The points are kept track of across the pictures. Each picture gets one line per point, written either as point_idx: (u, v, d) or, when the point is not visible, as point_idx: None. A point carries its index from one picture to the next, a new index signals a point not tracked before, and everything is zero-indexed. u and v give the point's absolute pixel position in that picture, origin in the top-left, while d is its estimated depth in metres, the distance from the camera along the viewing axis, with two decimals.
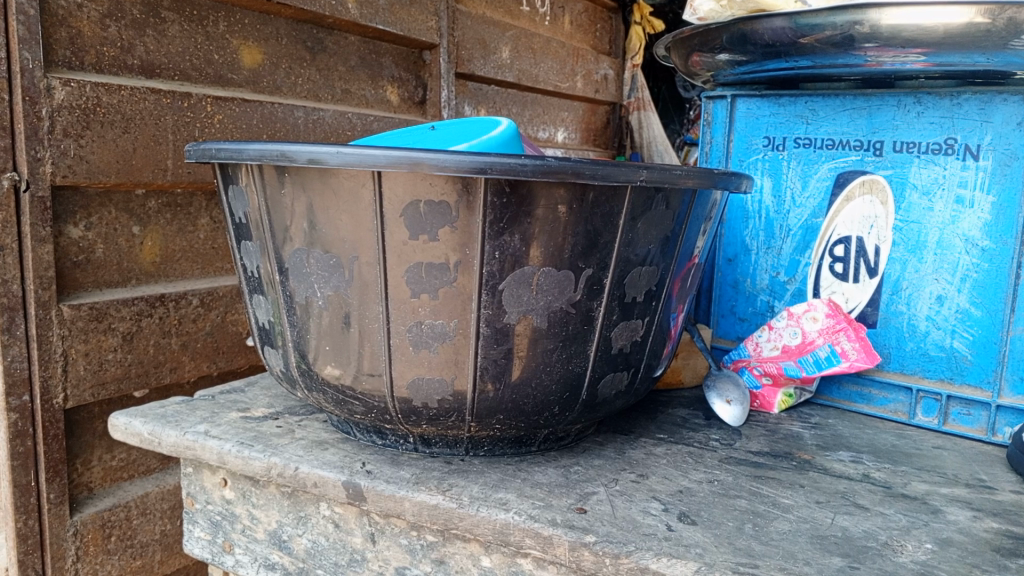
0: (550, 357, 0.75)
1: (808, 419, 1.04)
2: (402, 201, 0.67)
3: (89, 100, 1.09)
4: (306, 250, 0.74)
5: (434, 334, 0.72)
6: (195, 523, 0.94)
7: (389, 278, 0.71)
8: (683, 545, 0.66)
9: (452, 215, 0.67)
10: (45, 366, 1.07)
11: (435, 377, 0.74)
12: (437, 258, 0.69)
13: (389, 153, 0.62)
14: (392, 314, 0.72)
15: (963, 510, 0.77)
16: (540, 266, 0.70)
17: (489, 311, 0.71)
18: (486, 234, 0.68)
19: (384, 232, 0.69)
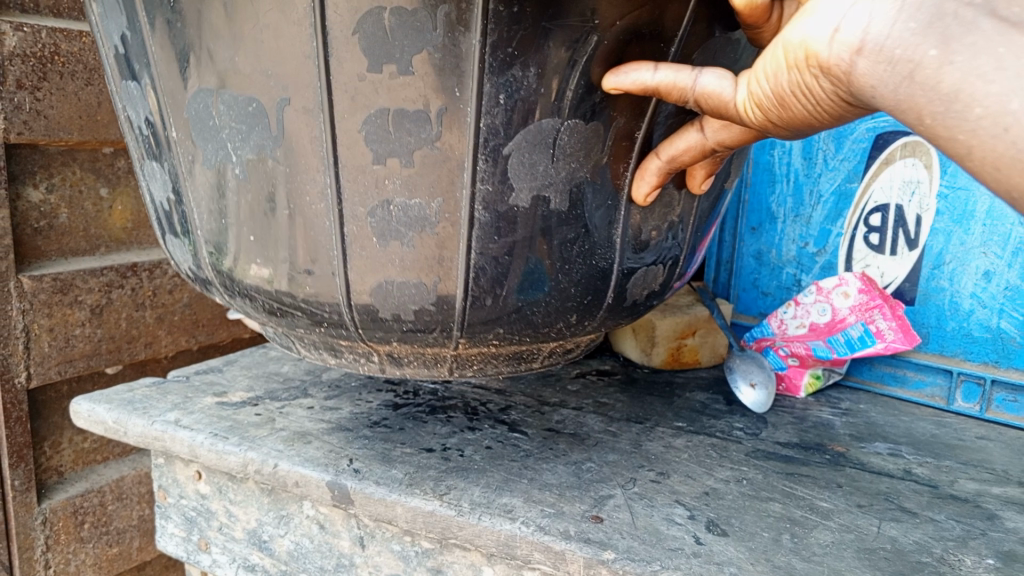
0: (569, 251, 0.56)
1: (838, 405, 0.96)
2: (360, 10, 0.46)
3: (47, 48, 0.98)
4: (210, 93, 0.52)
5: (407, 220, 0.51)
6: (168, 519, 0.86)
7: (337, 132, 0.49)
8: (715, 563, 0.58)
9: (432, 28, 0.46)
10: (4, 344, 0.97)
11: (410, 281, 0.53)
12: (411, 102, 0.48)
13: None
14: (346, 189, 0.51)
15: (1020, 515, 0.69)
16: (565, 117, 0.50)
17: (489, 188, 0.51)
18: (488, 65, 0.47)
19: (332, 61, 0.47)
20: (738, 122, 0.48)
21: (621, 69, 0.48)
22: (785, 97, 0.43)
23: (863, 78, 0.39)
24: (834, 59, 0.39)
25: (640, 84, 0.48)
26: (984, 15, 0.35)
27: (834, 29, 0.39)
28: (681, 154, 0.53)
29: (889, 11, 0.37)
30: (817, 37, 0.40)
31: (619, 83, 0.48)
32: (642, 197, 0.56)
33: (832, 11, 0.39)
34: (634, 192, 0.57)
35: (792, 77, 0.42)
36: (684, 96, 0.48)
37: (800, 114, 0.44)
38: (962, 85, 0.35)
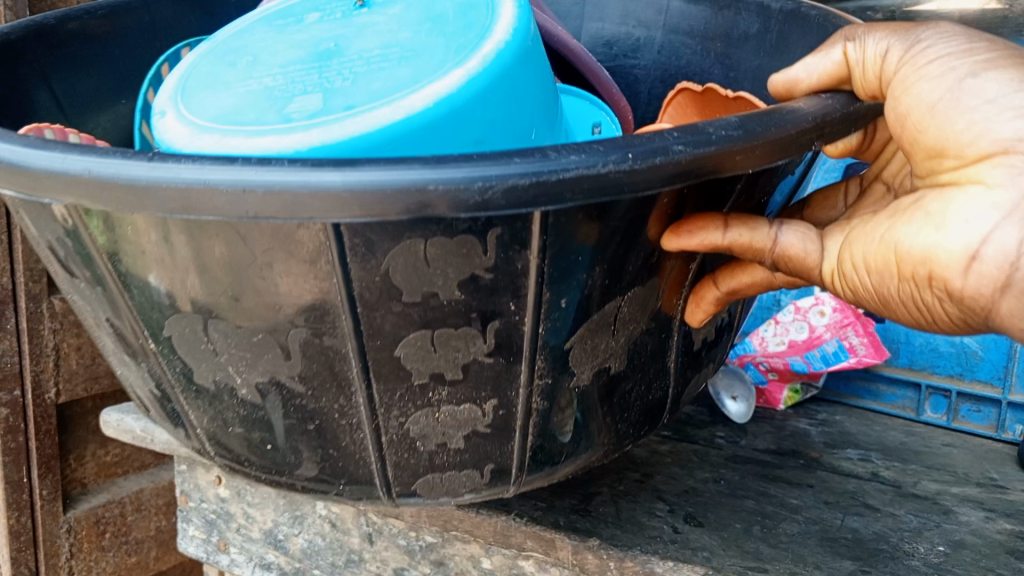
0: (628, 398, 0.53)
1: (815, 416, 1.02)
2: (392, 247, 0.38)
3: None
4: (196, 318, 0.44)
5: (455, 422, 0.47)
6: (189, 522, 0.92)
7: (369, 357, 0.43)
8: (690, 549, 0.65)
9: (480, 252, 0.39)
10: (36, 361, 1.04)
11: (463, 472, 0.49)
12: (450, 318, 0.42)
13: (390, 176, 0.32)
14: (384, 402, 0.45)
15: (974, 510, 0.75)
16: (626, 293, 0.46)
17: (548, 380, 0.46)
18: (546, 277, 0.41)
19: (361, 299, 0.40)
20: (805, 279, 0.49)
21: (683, 228, 0.43)
22: (886, 295, 0.45)
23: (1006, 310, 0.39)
24: (969, 280, 0.39)
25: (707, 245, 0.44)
26: None
27: (975, 248, 0.39)
28: (745, 285, 0.50)
29: None
30: (950, 251, 0.40)
31: (683, 246, 0.43)
32: (698, 320, 0.53)
33: (971, 225, 0.39)
34: (688, 316, 0.53)
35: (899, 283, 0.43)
36: (762, 257, 0.47)
37: (900, 314, 0.45)
38: None
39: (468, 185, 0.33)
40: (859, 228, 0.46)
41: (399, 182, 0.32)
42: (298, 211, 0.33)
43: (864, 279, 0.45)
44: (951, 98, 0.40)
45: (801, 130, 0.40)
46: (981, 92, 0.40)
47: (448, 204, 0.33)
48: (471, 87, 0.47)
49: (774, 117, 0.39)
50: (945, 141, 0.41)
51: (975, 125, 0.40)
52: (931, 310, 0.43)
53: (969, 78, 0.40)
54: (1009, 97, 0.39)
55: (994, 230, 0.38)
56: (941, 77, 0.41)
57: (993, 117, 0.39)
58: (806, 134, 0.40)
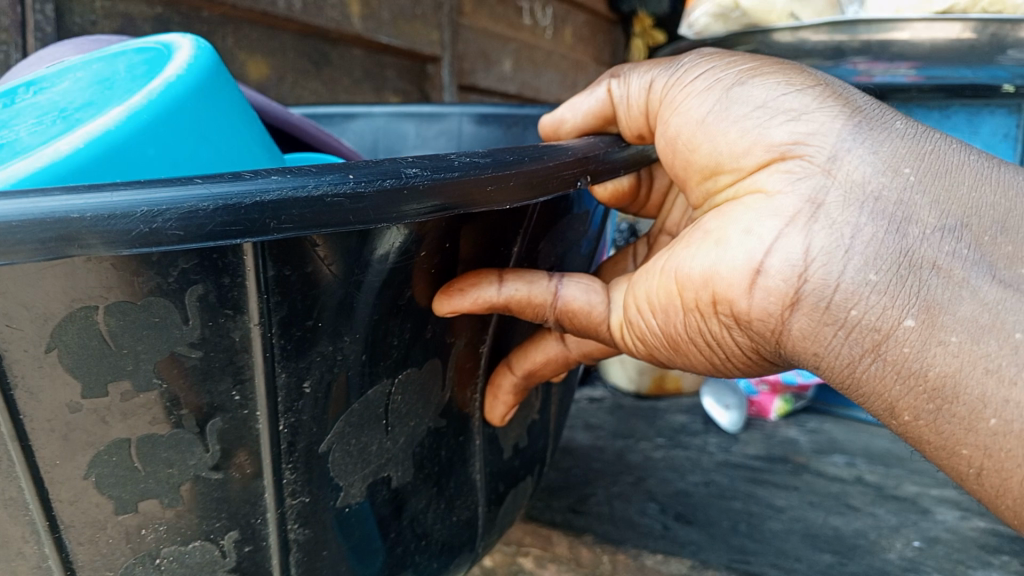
0: (419, 521, 0.47)
1: (804, 425, 1.07)
2: (51, 317, 0.28)
3: None
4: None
5: (185, 570, 0.36)
6: None
7: (49, 485, 0.32)
8: (678, 543, 0.69)
9: (179, 322, 0.31)
10: None
11: None
12: (156, 420, 0.32)
13: (18, 206, 0.23)
14: (79, 553, 0.34)
15: (951, 510, 0.79)
16: (396, 374, 0.40)
17: (305, 500, 0.38)
18: (277, 354, 0.33)
19: (19, 399, 0.29)
20: (592, 334, 0.51)
21: (454, 288, 0.40)
22: (673, 334, 0.48)
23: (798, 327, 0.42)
24: (760, 297, 0.42)
25: (480, 303, 0.41)
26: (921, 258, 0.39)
27: (759, 263, 0.42)
28: (538, 365, 0.52)
29: (820, 252, 0.40)
30: (737, 273, 0.42)
31: (457, 307, 0.41)
32: (499, 416, 0.52)
33: (752, 238, 0.42)
34: (489, 412, 0.51)
35: (688, 314, 0.47)
36: (542, 311, 0.47)
37: (690, 354, 0.49)
38: (900, 330, 0.39)
39: (135, 211, 0.25)
40: (642, 275, 0.49)
41: (33, 213, 0.23)
42: None
43: (651, 321, 0.49)
44: (721, 110, 0.45)
45: (561, 165, 0.37)
46: (739, 99, 0.44)
47: (98, 241, 0.25)
48: (134, 122, 0.39)
49: (530, 152, 0.37)
50: (722, 154, 0.45)
51: (746, 137, 0.44)
52: (721, 340, 0.47)
53: (737, 86, 0.45)
54: (774, 102, 0.43)
55: (777, 240, 0.41)
56: (712, 90, 0.46)
57: (765, 126, 0.43)
58: (566, 170, 0.38)
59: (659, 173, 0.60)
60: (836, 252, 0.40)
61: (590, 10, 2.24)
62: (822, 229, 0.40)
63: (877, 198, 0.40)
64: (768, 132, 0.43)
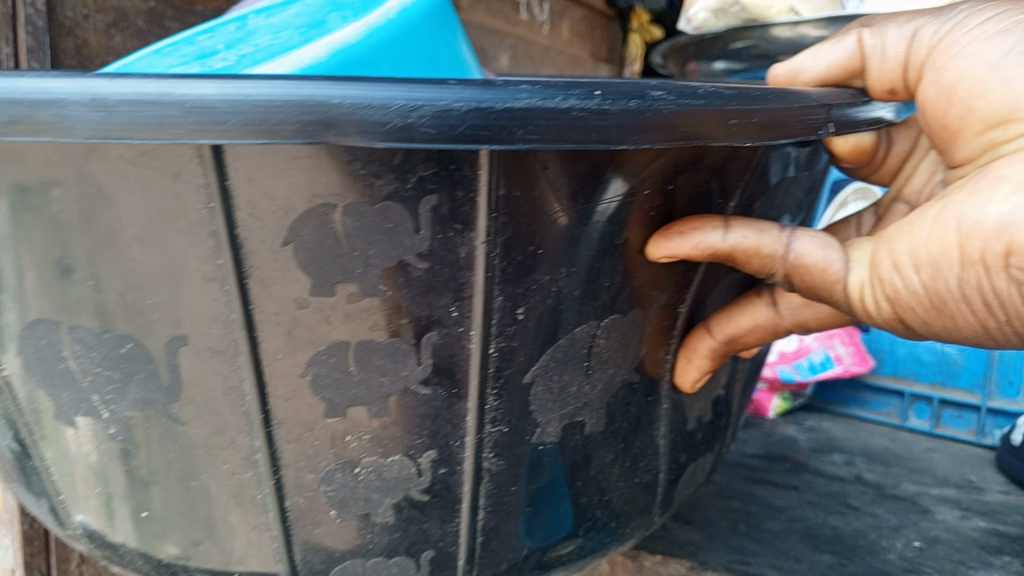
0: (605, 478, 0.46)
1: (803, 423, 1.06)
2: (292, 211, 0.31)
3: None
4: (56, 324, 0.36)
5: (381, 484, 0.38)
6: None
7: (269, 378, 0.35)
8: (677, 544, 0.68)
9: (411, 230, 0.32)
10: None
11: (391, 559, 0.40)
12: (379, 330, 0.34)
13: (282, 89, 0.26)
14: (285, 452, 0.37)
15: (950, 510, 0.78)
16: (602, 317, 0.40)
17: (502, 429, 0.38)
18: (496, 273, 0.34)
19: (253, 287, 0.33)
20: (830, 302, 0.41)
21: (671, 231, 0.39)
22: (941, 294, 0.36)
23: None
24: None
25: (702, 247, 0.39)
26: None
27: None
28: (745, 331, 0.46)
29: None
30: None
31: (672, 251, 0.38)
32: (690, 383, 0.47)
33: None
34: (678, 377, 0.47)
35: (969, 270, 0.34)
36: (770, 263, 0.40)
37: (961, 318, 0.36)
38: None
39: (392, 103, 0.27)
40: (898, 229, 0.39)
41: (296, 97, 0.26)
42: (158, 130, 0.27)
43: (912, 278, 0.37)
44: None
45: (808, 109, 0.36)
46: None
47: (354, 128, 0.27)
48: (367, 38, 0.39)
49: (776, 92, 0.35)
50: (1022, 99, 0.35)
51: None
52: (1007, 303, 0.34)
53: None
54: None
55: None
56: (1011, 30, 0.35)
57: None
58: (812, 115, 0.36)
59: (898, 136, 0.48)
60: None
61: (586, 6, 2.22)
62: None
63: None
64: None
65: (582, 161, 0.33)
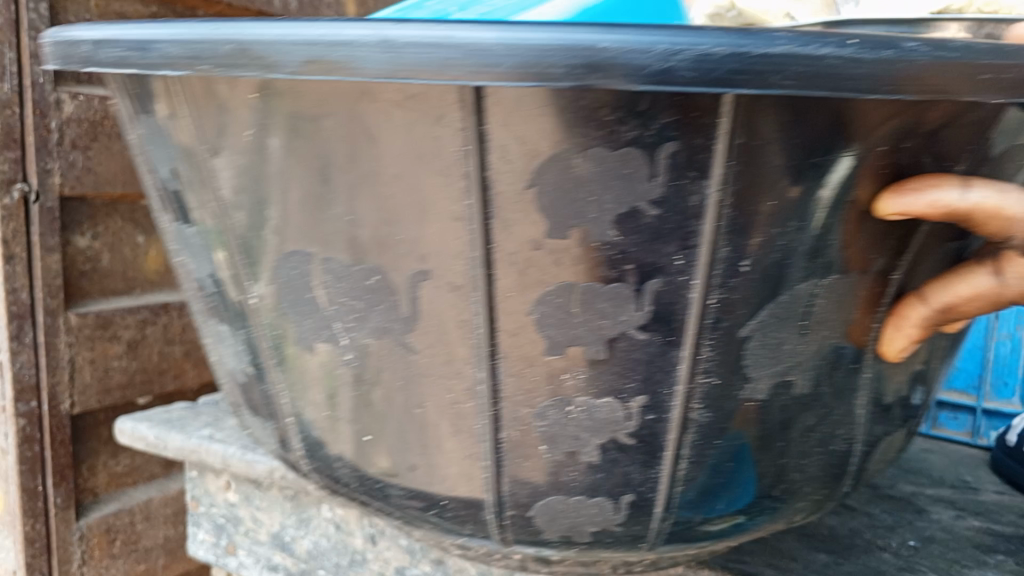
0: (798, 451, 0.42)
1: None
2: (539, 155, 0.31)
3: (97, 113, 0.99)
4: (309, 255, 0.38)
5: (591, 424, 0.37)
6: (199, 526, 0.93)
7: (499, 315, 0.35)
8: None
9: (646, 176, 0.31)
10: (53, 373, 0.97)
11: (593, 499, 0.39)
12: (606, 275, 0.33)
13: (544, 35, 0.25)
14: (506, 386, 0.37)
15: (946, 510, 0.79)
16: (823, 274, 0.36)
17: (713, 381, 0.36)
18: (723, 223, 0.32)
19: (494, 228, 0.33)
20: None
21: (907, 186, 0.33)
22: None
23: None
24: None
25: (940, 207, 0.32)
26: None
27: None
28: (965, 302, 0.35)
29: None
30: None
31: (904, 209, 0.32)
32: (895, 353, 0.39)
33: None
34: (885, 347, 0.39)
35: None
36: (1008, 231, 0.32)
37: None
38: None
39: (603, 47, 0.25)
40: None
41: (563, 43, 0.25)
42: (422, 69, 0.26)
43: None
44: None
45: None
46: None
47: (619, 72, 0.25)
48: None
49: None
50: None
51: None
52: None
53: None
54: None
55: None
56: None
57: None
58: None
59: None
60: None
61: None
62: None
63: None
64: None
65: (808, 117, 0.30)
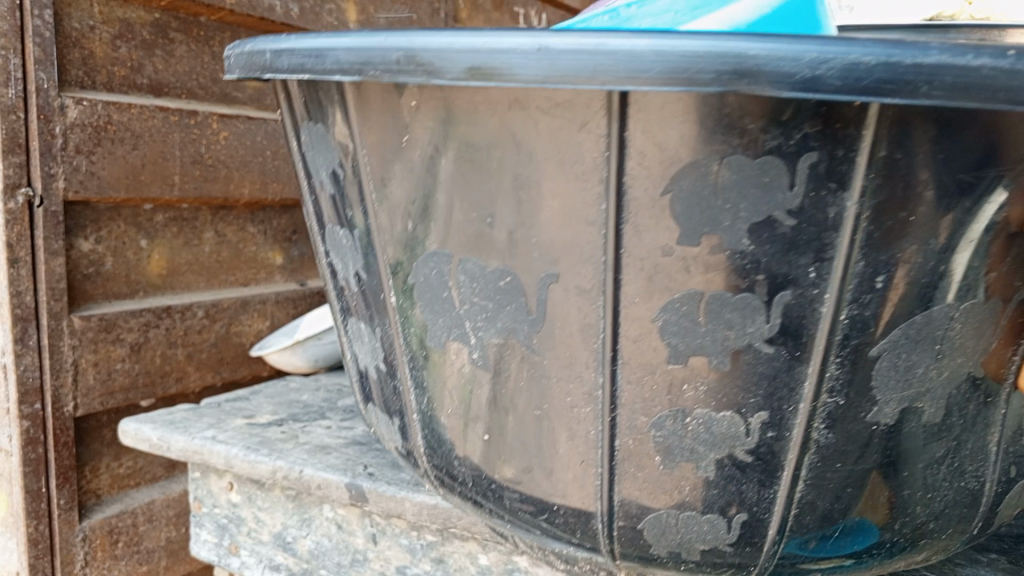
0: (929, 476, 0.45)
1: None
2: (677, 161, 0.35)
3: (101, 118, 0.99)
4: (450, 257, 0.43)
5: (708, 438, 0.41)
6: (202, 526, 0.93)
7: (623, 320, 0.39)
8: None
9: (785, 185, 0.34)
10: (56, 375, 0.98)
11: (704, 517, 0.43)
12: (736, 285, 0.37)
13: (696, 45, 0.28)
14: (624, 392, 0.41)
15: None
16: (962, 300, 0.39)
17: (838, 401, 0.40)
18: (861, 239, 0.36)
19: (626, 232, 0.37)
20: None
21: None
22: None
23: None
24: None
25: None
26: None
27: None
28: None
29: None
30: None
31: None
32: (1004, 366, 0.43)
33: None
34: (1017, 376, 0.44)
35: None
36: None
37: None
38: None
39: (750, 55, 0.28)
40: None
41: (716, 50, 0.28)
42: (584, 79, 0.30)
43: None
44: None
45: None
46: None
47: (767, 79, 0.28)
48: None
49: None
50: None
51: None
52: None
53: None
54: None
55: None
56: None
57: None
58: None
59: None
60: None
61: None
62: None
63: None
64: None
65: (952, 127, 0.33)
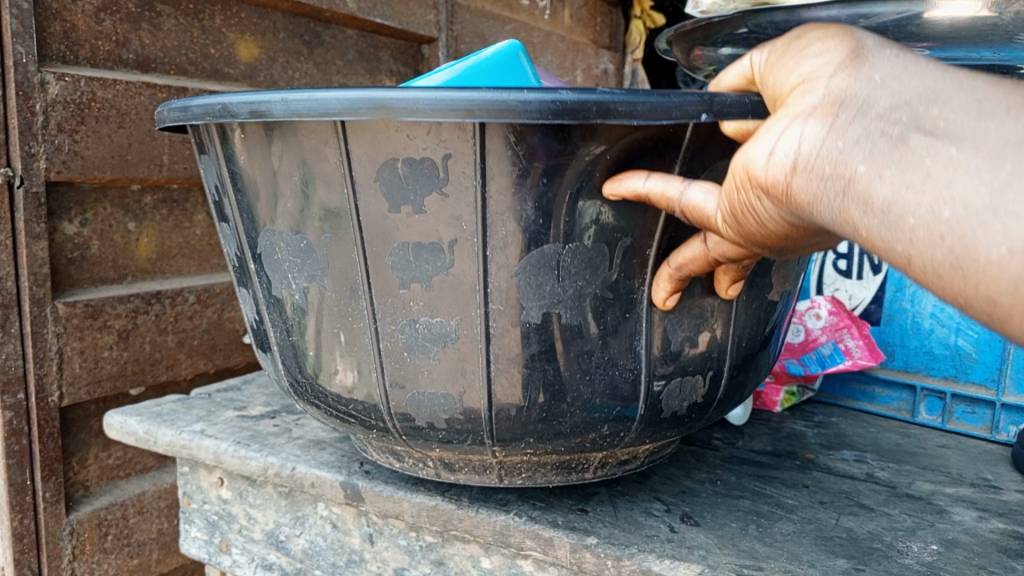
0: (593, 368, 0.53)
1: (811, 418, 1.02)
2: (377, 161, 0.47)
3: (84, 95, 0.94)
4: (274, 229, 0.54)
5: (430, 336, 0.51)
6: (191, 523, 0.89)
7: (371, 265, 0.50)
8: (686, 547, 0.64)
9: (440, 176, 0.46)
10: (40, 364, 0.93)
11: (438, 392, 0.53)
12: (425, 235, 0.48)
13: (352, 95, 0.42)
14: (380, 318, 0.52)
15: (967, 510, 0.76)
16: (569, 240, 0.48)
17: (498, 307, 0.49)
18: (489, 190, 0.46)
19: (358, 204, 0.48)
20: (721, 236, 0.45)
21: (620, 175, 0.46)
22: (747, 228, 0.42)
23: (803, 198, 0.38)
24: (771, 180, 0.38)
25: (637, 192, 0.45)
26: (912, 129, 0.35)
27: (791, 160, 0.38)
28: (688, 262, 0.48)
29: (818, 131, 0.37)
30: (756, 163, 0.39)
31: (614, 191, 0.46)
32: (661, 301, 0.51)
33: (785, 137, 0.38)
34: (653, 296, 0.51)
35: (742, 195, 0.41)
36: (671, 208, 0.45)
37: (754, 233, 0.42)
38: (840, 204, 0.36)
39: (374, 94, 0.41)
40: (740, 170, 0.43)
41: (361, 97, 0.42)
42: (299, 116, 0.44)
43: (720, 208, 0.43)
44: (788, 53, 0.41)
45: (687, 102, 0.43)
46: (799, 44, 0.41)
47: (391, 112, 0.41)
48: None
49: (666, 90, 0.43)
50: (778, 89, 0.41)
51: (793, 75, 0.40)
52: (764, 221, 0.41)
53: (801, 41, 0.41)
54: (815, 48, 0.40)
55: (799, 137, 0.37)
56: (809, 45, 0.40)
57: (795, 62, 0.40)
58: (693, 107, 0.43)
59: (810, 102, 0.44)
60: (932, 183, 0.34)
61: None
62: (824, 128, 0.37)
63: (864, 111, 0.36)
64: (807, 65, 0.39)
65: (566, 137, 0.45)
